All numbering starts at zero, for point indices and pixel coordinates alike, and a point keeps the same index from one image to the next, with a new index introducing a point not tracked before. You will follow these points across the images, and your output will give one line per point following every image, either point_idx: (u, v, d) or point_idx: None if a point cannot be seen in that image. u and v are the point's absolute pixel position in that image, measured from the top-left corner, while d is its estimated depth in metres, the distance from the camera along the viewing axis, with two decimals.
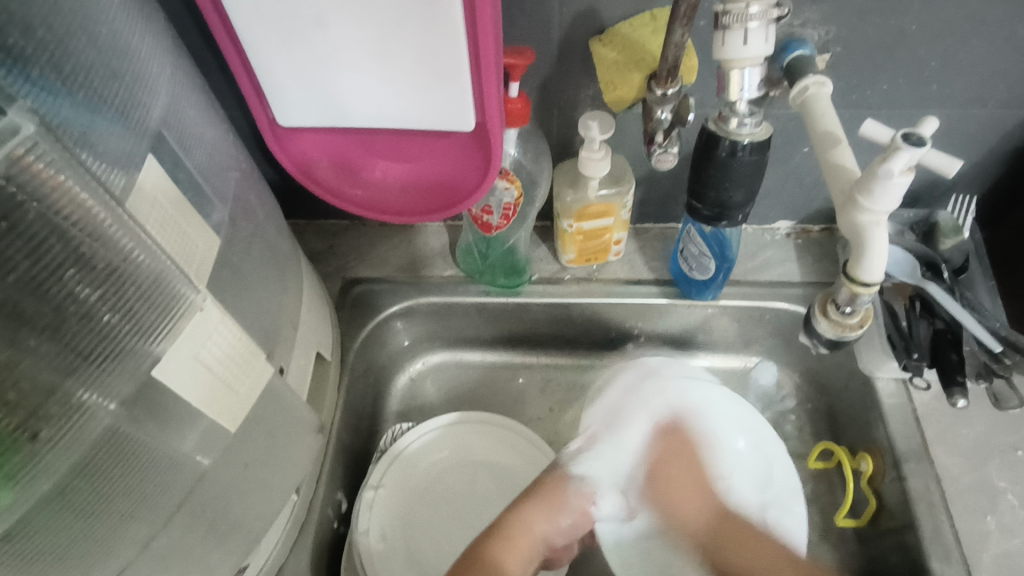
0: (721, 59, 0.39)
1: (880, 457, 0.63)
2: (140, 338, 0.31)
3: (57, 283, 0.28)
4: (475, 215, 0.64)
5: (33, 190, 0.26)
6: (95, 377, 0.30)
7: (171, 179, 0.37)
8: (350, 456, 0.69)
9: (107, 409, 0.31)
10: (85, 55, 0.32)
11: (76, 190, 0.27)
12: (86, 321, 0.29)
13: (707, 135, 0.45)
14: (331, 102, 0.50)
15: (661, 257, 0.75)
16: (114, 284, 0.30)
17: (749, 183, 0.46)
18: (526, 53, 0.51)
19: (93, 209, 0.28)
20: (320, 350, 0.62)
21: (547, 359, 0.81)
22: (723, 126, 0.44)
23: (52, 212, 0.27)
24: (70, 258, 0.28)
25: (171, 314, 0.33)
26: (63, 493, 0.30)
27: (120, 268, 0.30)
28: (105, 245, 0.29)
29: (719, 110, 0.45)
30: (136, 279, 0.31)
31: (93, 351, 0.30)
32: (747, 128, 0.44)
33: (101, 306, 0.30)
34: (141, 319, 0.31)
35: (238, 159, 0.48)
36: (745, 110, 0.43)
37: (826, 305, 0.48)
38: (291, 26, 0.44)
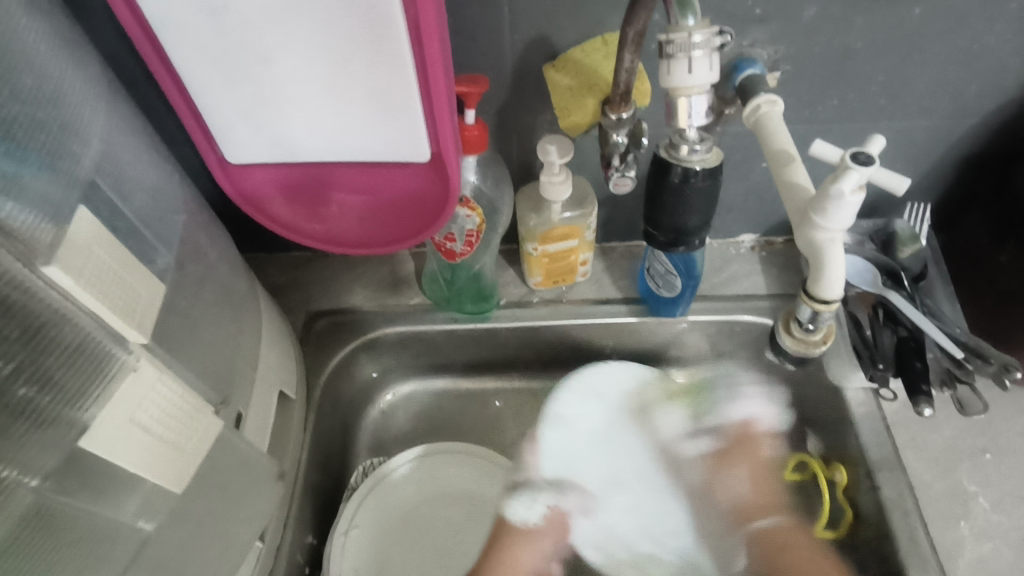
0: (668, 86, 0.39)
1: (853, 467, 0.63)
2: (66, 405, 0.30)
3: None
4: (438, 243, 0.63)
5: None
6: (15, 450, 0.29)
7: (108, 227, 0.36)
8: (321, 494, 0.67)
9: (28, 484, 0.30)
10: (8, 108, 0.31)
11: None
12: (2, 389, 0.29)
13: (659, 163, 0.45)
14: (281, 138, 0.48)
15: (628, 275, 0.75)
16: (31, 349, 0.30)
17: (705, 210, 0.45)
18: (480, 81, 0.51)
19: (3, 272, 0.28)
20: (283, 388, 0.60)
21: (521, 384, 0.80)
22: (674, 153, 0.44)
23: None
24: None
25: (102, 377, 0.32)
26: None
27: (38, 331, 0.30)
28: (21, 306, 0.29)
29: (668, 138, 0.44)
30: (58, 344, 0.30)
31: (10, 422, 0.29)
32: (697, 155, 0.44)
33: (17, 376, 0.29)
34: (62, 386, 0.30)
35: (184, 201, 0.46)
36: (695, 136, 0.43)
37: (789, 321, 0.48)
38: (234, 64, 0.43)
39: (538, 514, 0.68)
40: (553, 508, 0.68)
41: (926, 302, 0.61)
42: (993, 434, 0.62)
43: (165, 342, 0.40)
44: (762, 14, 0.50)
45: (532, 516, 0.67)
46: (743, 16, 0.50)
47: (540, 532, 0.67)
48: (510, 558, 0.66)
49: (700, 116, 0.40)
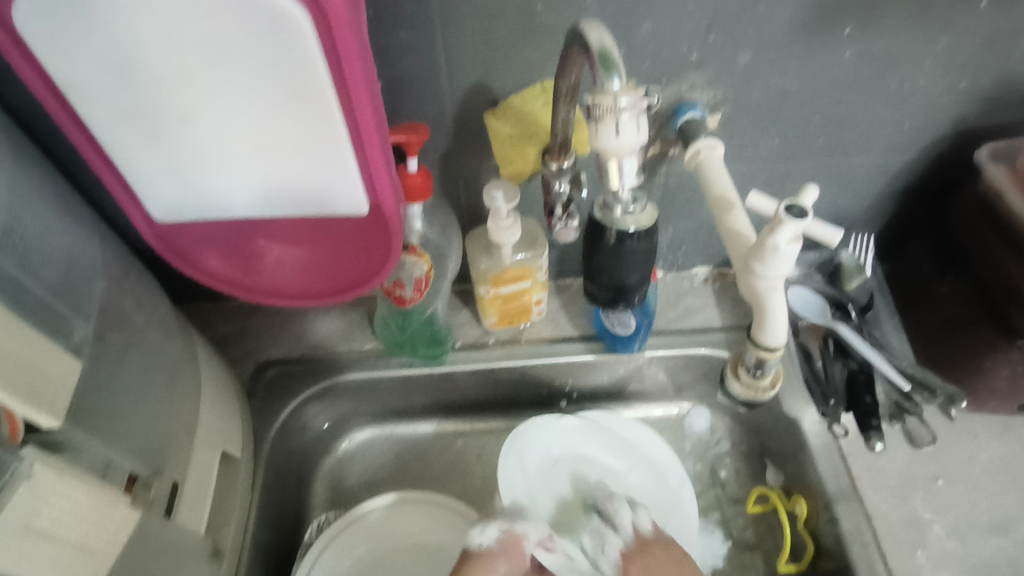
0: (597, 149, 0.38)
1: (813, 499, 0.63)
2: None
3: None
4: (386, 290, 0.62)
5: None
6: None
7: (10, 308, 0.33)
8: (272, 554, 0.64)
9: None
10: None
11: None
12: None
13: (594, 222, 0.43)
14: (209, 194, 0.46)
15: (584, 312, 0.75)
16: None
17: (643, 267, 0.44)
18: (421, 129, 0.51)
19: None
20: (225, 449, 0.58)
21: (482, 425, 0.79)
22: (608, 213, 0.42)
23: None
24: None
25: None
26: None
27: None
28: None
29: (603, 197, 0.42)
30: None
31: None
32: (631, 215, 0.42)
33: None
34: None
35: (106, 266, 0.44)
36: (628, 197, 0.41)
37: (737, 365, 0.47)
38: (155, 124, 0.41)
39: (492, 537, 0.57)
40: (508, 531, 0.57)
41: (874, 334, 0.62)
42: (944, 459, 0.63)
43: (89, 424, 0.39)
44: (698, 60, 0.51)
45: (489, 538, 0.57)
46: (680, 62, 0.51)
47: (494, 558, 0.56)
48: None
49: (632, 176, 0.39)
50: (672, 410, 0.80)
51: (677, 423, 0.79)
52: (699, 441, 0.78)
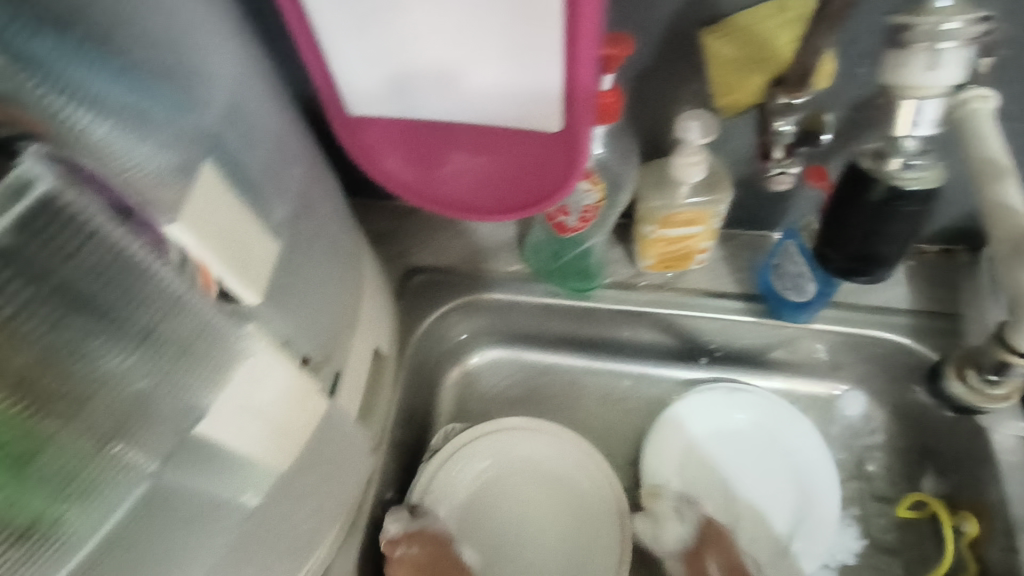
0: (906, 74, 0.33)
1: (987, 519, 0.56)
2: (183, 388, 0.29)
3: (96, 347, 0.26)
4: (549, 214, 0.59)
5: (62, 232, 0.23)
6: (134, 435, 0.28)
7: (228, 182, 0.33)
8: (403, 451, 0.67)
9: (147, 470, 0.29)
10: (137, 53, 0.28)
11: (105, 234, 0.25)
12: (123, 381, 0.27)
13: (860, 172, 0.42)
14: (404, 89, 0.44)
15: (749, 268, 0.68)
16: (149, 337, 0.27)
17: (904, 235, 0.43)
18: (625, 42, 0.45)
19: (124, 251, 0.26)
20: (377, 347, 0.59)
21: (612, 365, 0.76)
22: (882, 165, 0.41)
23: (80, 264, 0.24)
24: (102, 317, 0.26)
25: (219, 357, 0.31)
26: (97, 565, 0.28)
27: (161, 318, 0.28)
28: (141, 289, 0.27)
29: (879, 143, 0.41)
30: (177, 331, 0.29)
31: (128, 413, 0.27)
32: (912, 171, 0.40)
33: (137, 365, 0.27)
34: (181, 374, 0.29)
35: (303, 153, 0.44)
36: (914, 150, 0.39)
37: (964, 368, 0.43)
38: (367, 11, 0.39)
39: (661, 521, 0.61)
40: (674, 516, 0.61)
41: None
42: None
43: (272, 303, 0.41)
44: None
45: None
46: None
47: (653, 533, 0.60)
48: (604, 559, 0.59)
49: (930, 120, 0.37)
50: (822, 388, 0.73)
51: (826, 404, 0.72)
52: (849, 427, 0.71)
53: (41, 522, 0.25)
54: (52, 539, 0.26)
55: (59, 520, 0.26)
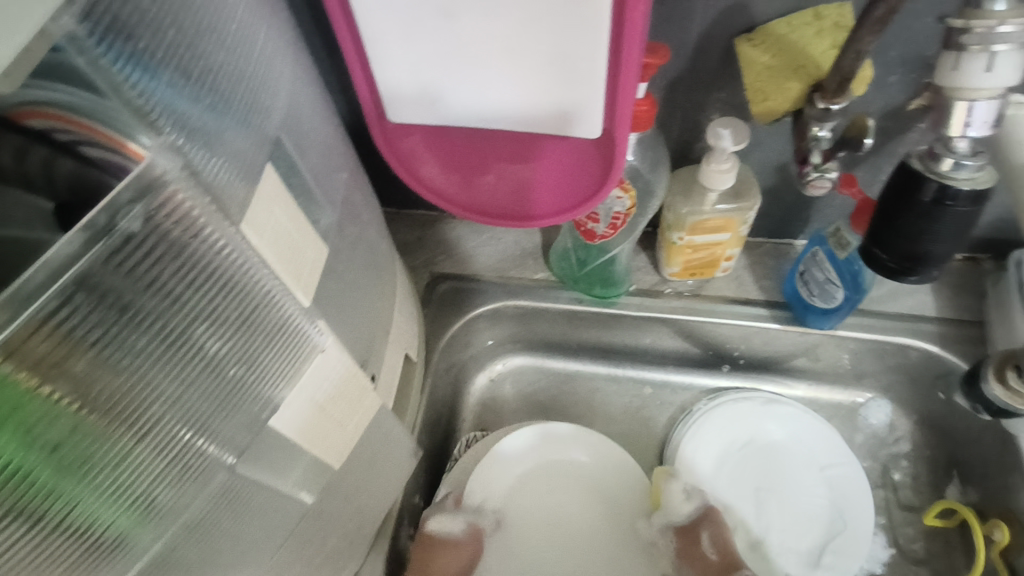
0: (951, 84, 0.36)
1: (1019, 527, 0.56)
2: (264, 383, 0.29)
3: (193, 339, 0.26)
4: (579, 222, 0.59)
5: (175, 229, 0.23)
6: (218, 426, 0.28)
7: (285, 184, 0.34)
8: (429, 457, 0.68)
9: (225, 462, 0.29)
10: (212, 57, 0.29)
11: (213, 235, 0.25)
12: (213, 372, 0.27)
13: (910, 173, 0.41)
14: (449, 98, 0.45)
15: (773, 276, 0.69)
16: (242, 334, 0.28)
17: (953, 238, 0.41)
18: (660, 51, 0.46)
19: (228, 253, 0.26)
20: (408, 352, 0.60)
21: (635, 373, 0.77)
22: (932, 166, 0.40)
23: (188, 263, 0.24)
24: (203, 314, 0.26)
25: (296, 355, 0.31)
26: (172, 551, 0.29)
27: (252, 316, 0.28)
28: (239, 291, 0.27)
29: (926, 148, 0.40)
30: (265, 328, 0.29)
31: (217, 403, 0.28)
32: (964, 171, 0.39)
33: (229, 360, 0.27)
34: (264, 366, 0.29)
35: (347, 159, 0.45)
36: (966, 148, 0.38)
37: (1004, 368, 0.45)
38: (417, 19, 0.39)
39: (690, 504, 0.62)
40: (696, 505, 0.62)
41: None
42: None
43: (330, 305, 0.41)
44: None
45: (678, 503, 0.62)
46: None
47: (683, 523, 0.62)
48: None
49: (982, 122, 0.37)
50: (845, 397, 0.73)
51: (850, 412, 0.73)
52: (874, 435, 0.71)
53: (129, 507, 0.26)
54: (134, 518, 0.26)
55: (138, 502, 0.26)
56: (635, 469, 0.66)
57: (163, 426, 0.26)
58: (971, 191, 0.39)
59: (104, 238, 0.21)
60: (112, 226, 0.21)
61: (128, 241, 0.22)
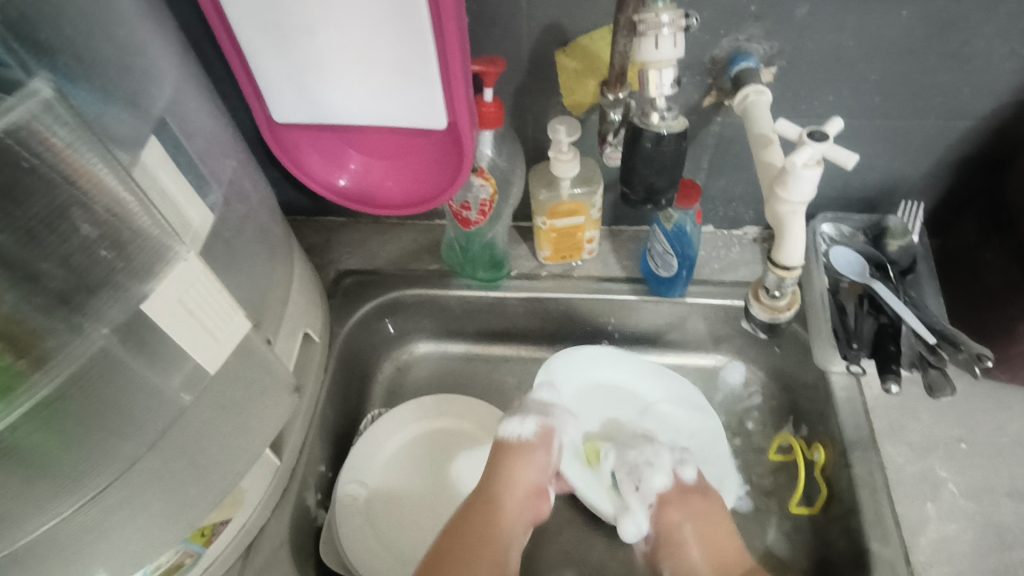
0: (638, 60, 0.40)
1: (832, 447, 0.67)
2: (130, 275, 0.34)
3: (66, 221, 0.31)
4: (455, 211, 0.70)
5: (36, 150, 0.29)
6: (89, 301, 0.33)
7: (171, 158, 0.43)
8: (336, 432, 0.74)
9: (98, 331, 0.34)
10: (101, 51, 0.38)
11: (73, 152, 0.30)
12: (85, 253, 0.32)
13: (631, 130, 0.43)
14: (319, 100, 0.55)
15: (633, 257, 0.80)
16: (109, 227, 0.33)
17: (675, 170, 0.44)
18: (498, 62, 0.58)
19: (91, 163, 0.31)
20: (308, 330, 0.68)
21: (527, 353, 0.86)
22: (643, 120, 0.43)
23: (53, 168, 0.30)
24: (66, 202, 0.31)
25: (158, 259, 0.35)
26: (55, 408, 0.34)
27: (115, 214, 0.33)
28: (100, 193, 0.32)
29: (640, 106, 0.43)
30: (128, 226, 0.33)
31: (87, 281, 0.33)
32: (666, 121, 0.42)
33: (99, 243, 0.33)
34: (133, 259, 0.34)
35: (236, 151, 0.54)
36: (665, 104, 0.42)
37: (758, 291, 0.52)
38: (284, 34, 0.50)
39: (531, 430, 0.68)
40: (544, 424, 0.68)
41: (910, 293, 0.64)
42: (970, 426, 0.65)
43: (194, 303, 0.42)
44: (758, 12, 0.55)
45: (526, 429, 0.67)
46: (741, 13, 0.55)
47: (532, 446, 0.67)
48: (508, 469, 0.65)
49: (669, 86, 0.41)
50: (709, 360, 0.83)
51: (711, 373, 0.83)
52: (732, 393, 0.81)
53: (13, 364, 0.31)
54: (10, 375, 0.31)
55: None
56: None
57: (25, 295, 0.31)
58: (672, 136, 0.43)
59: None
60: None
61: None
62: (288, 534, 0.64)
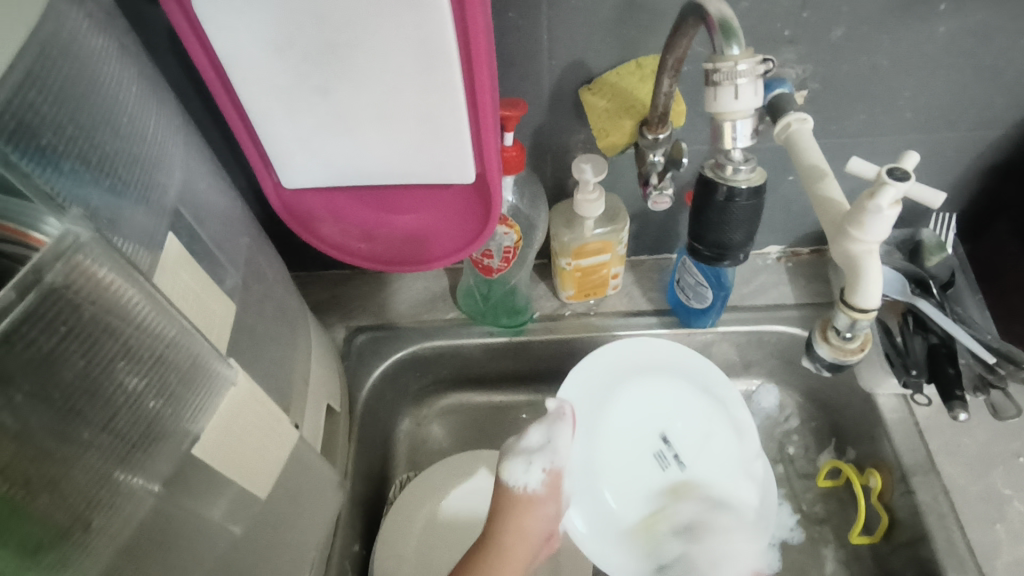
0: (712, 112, 0.37)
1: (887, 472, 0.65)
2: (178, 417, 0.30)
3: (112, 374, 0.27)
4: (476, 260, 0.66)
5: (88, 292, 0.25)
6: (140, 461, 0.29)
7: (190, 254, 0.38)
8: (364, 505, 0.69)
9: (150, 490, 0.30)
10: (110, 146, 0.33)
11: (120, 285, 0.27)
12: (132, 408, 0.28)
13: (703, 181, 0.42)
14: (334, 163, 0.51)
15: (658, 287, 0.77)
16: (158, 370, 0.29)
17: (750, 225, 0.42)
18: (519, 105, 0.54)
19: (132, 294, 0.27)
20: (330, 402, 0.63)
21: (553, 395, 0.82)
22: (719, 173, 0.41)
23: (104, 311, 0.26)
24: (120, 349, 0.27)
25: (207, 391, 0.32)
26: None
27: (165, 354, 0.29)
28: (146, 331, 0.28)
29: (712, 157, 0.41)
30: (177, 364, 0.30)
31: (135, 438, 0.28)
32: (742, 174, 0.40)
33: (147, 393, 0.29)
34: (182, 400, 0.30)
35: (247, 225, 0.49)
36: (740, 156, 0.40)
37: (826, 330, 0.50)
38: (296, 98, 0.46)
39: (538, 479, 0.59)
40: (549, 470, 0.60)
41: (956, 310, 0.62)
42: None
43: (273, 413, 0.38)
44: (791, 36, 0.52)
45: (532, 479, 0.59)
46: (774, 38, 0.53)
47: (542, 497, 0.60)
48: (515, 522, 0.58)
49: (746, 138, 0.38)
50: (741, 385, 0.81)
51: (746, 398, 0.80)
52: (768, 418, 0.78)
53: (70, 535, 0.26)
54: (66, 559, 0.26)
55: (45, 549, 0.25)
56: None
57: (79, 465, 0.26)
58: (750, 189, 0.41)
59: (34, 294, 0.23)
60: (36, 282, 0.23)
61: (47, 296, 0.24)
62: None
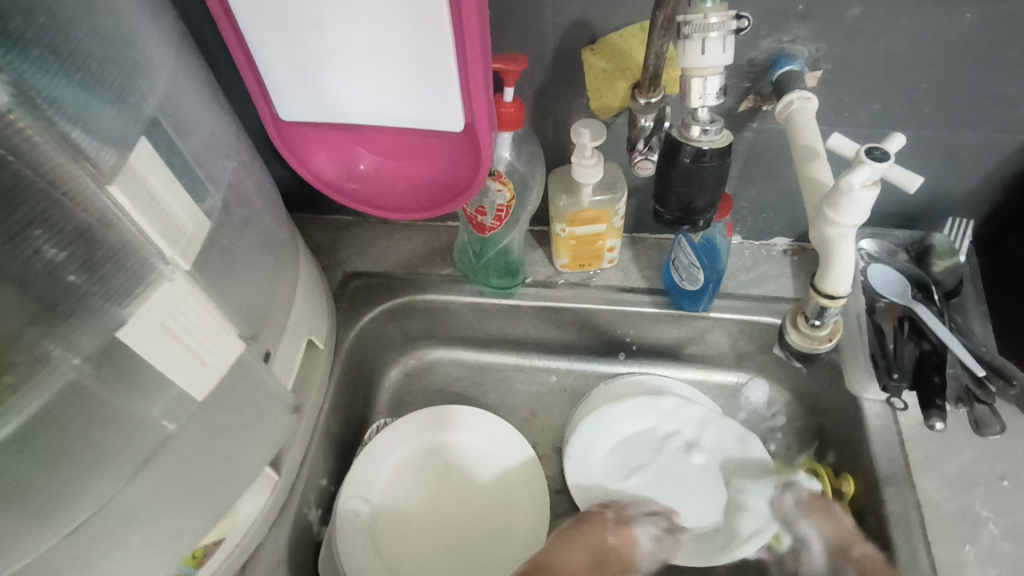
0: (682, 66, 0.41)
1: (862, 478, 0.63)
2: (105, 298, 0.34)
3: (29, 241, 0.31)
4: (469, 215, 0.66)
5: (15, 147, 0.30)
6: (62, 331, 0.33)
7: (164, 162, 0.39)
8: (338, 444, 0.71)
9: (70, 362, 0.34)
10: (86, 43, 0.34)
11: (48, 149, 0.31)
12: (51, 277, 0.32)
13: (671, 142, 0.44)
14: (328, 98, 0.52)
15: (654, 267, 0.76)
16: (81, 245, 0.33)
17: (715, 189, 0.44)
18: (519, 60, 0.53)
19: (62, 164, 0.31)
20: (312, 337, 0.64)
21: (539, 363, 0.82)
22: (685, 134, 0.43)
23: (33, 172, 0.30)
24: (43, 219, 0.31)
25: (134, 279, 0.35)
26: (28, 440, 0.32)
27: (89, 233, 0.33)
28: (76, 208, 0.32)
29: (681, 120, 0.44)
30: (102, 245, 0.34)
31: (56, 307, 0.32)
32: (708, 135, 0.43)
33: (68, 266, 0.33)
34: (108, 283, 0.34)
35: (238, 150, 0.50)
36: (707, 117, 0.43)
37: (796, 316, 0.48)
38: (291, 26, 0.47)
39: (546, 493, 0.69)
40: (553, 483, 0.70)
41: (955, 319, 0.60)
42: (1014, 461, 0.61)
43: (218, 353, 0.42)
44: (804, 12, 0.50)
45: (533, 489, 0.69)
46: (786, 12, 0.51)
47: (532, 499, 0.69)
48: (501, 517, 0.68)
49: (713, 96, 0.42)
50: (731, 378, 0.78)
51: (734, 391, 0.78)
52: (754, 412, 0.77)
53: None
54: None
55: None
56: (524, 441, 0.73)
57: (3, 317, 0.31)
58: (715, 151, 0.43)
59: None
60: None
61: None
62: (286, 551, 0.61)
